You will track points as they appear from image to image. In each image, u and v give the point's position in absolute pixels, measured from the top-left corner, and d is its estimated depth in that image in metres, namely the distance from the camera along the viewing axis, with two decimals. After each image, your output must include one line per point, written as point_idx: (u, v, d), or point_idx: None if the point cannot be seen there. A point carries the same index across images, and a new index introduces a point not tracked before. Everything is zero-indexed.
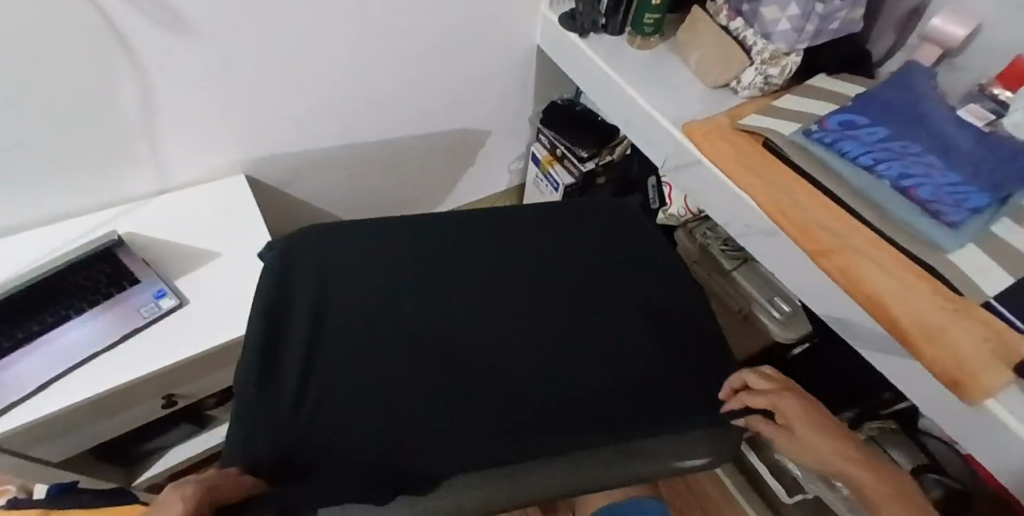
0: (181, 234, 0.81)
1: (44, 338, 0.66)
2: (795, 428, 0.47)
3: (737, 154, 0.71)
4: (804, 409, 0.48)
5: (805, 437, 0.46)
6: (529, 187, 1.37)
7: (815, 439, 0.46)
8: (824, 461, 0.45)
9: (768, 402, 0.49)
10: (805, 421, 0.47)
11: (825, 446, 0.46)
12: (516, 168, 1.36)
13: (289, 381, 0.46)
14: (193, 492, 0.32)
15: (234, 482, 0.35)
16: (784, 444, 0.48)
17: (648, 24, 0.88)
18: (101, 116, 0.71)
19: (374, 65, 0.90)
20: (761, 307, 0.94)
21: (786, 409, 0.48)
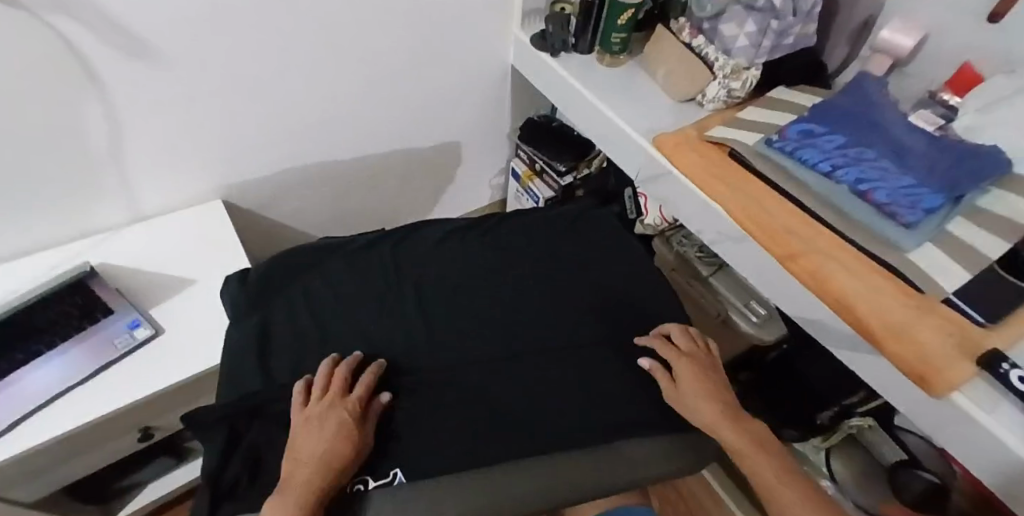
0: (153, 263, 0.80)
1: (12, 377, 0.64)
2: (689, 381, 0.53)
3: (706, 163, 0.74)
4: (699, 372, 0.55)
5: (694, 386, 0.53)
6: (511, 202, 1.39)
7: (705, 389, 0.53)
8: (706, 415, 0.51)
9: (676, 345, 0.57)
10: (702, 368, 0.56)
11: (700, 400, 0.52)
12: (497, 184, 1.39)
13: (238, 463, 0.46)
14: (335, 389, 0.48)
15: (368, 378, 0.49)
16: (681, 393, 0.53)
17: (616, 43, 0.91)
18: (68, 144, 0.70)
19: (349, 87, 0.91)
20: (742, 316, 0.96)
21: (690, 356, 0.56)
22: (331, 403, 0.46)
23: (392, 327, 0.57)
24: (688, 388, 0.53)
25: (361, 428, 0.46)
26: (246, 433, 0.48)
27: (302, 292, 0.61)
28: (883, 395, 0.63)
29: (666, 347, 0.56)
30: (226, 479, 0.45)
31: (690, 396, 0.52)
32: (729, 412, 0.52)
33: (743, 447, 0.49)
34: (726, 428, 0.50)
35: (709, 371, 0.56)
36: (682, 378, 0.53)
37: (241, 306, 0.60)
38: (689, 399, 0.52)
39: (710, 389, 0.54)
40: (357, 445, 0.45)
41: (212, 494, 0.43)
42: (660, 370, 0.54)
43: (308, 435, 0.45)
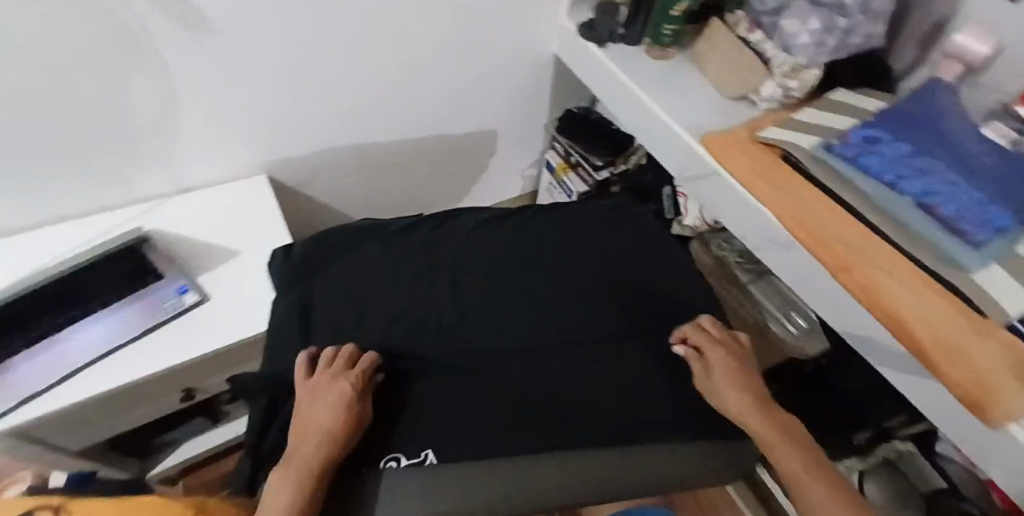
0: (201, 232, 0.83)
1: (69, 331, 0.67)
2: (721, 369, 0.53)
3: (754, 166, 0.72)
4: (732, 362, 0.54)
5: (726, 374, 0.53)
6: (542, 194, 1.38)
7: (736, 379, 0.53)
8: (735, 403, 0.51)
9: (711, 335, 0.56)
10: (737, 359, 0.55)
11: (730, 389, 0.52)
12: (530, 175, 1.38)
13: (276, 430, 0.50)
14: (336, 364, 0.49)
15: (367, 357, 0.51)
16: (711, 380, 0.53)
17: (667, 35, 0.89)
18: (127, 112, 0.73)
19: (394, 70, 0.92)
20: (783, 329, 0.95)
21: (725, 344, 0.56)
22: (332, 377, 0.48)
23: (428, 310, 0.57)
24: (721, 376, 0.53)
25: (361, 402, 0.47)
26: (284, 403, 0.52)
27: (342, 273, 0.62)
28: (928, 417, 0.61)
29: (700, 335, 0.56)
30: (265, 445, 0.49)
31: (720, 384, 0.52)
32: (758, 404, 0.51)
33: (773, 438, 0.48)
34: (757, 418, 0.50)
35: (745, 361, 0.56)
36: (716, 365, 0.53)
37: (285, 279, 0.63)
38: (720, 388, 0.52)
39: (744, 379, 0.53)
40: (352, 422, 0.46)
41: (252, 457, 0.49)
42: (694, 357, 0.54)
43: (310, 409, 0.47)
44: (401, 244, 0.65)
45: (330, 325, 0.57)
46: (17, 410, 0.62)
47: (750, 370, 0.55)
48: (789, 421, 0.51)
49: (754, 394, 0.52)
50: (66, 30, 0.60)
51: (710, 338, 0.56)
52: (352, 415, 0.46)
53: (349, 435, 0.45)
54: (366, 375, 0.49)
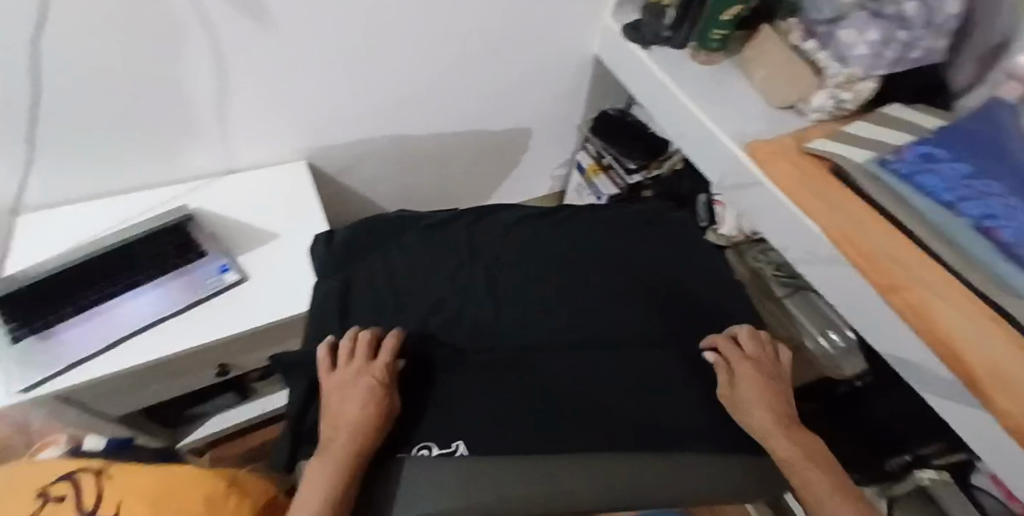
0: (243, 213, 0.85)
1: (115, 302, 0.70)
2: (747, 386, 0.52)
3: (801, 176, 0.70)
4: (757, 377, 0.53)
5: (752, 389, 0.52)
6: (571, 194, 1.38)
7: (763, 395, 0.52)
8: (760, 420, 0.50)
9: (742, 348, 0.55)
10: (765, 375, 0.54)
11: (757, 407, 0.51)
12: (559, 175, 1.37)
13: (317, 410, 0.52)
14: (359, 356, 0.50)
15: (389, 347, 0.51)
16: (735, 396, 0.52)
17: (715, 39, 0.87)
18: (181, 93, 0.75)
19: (438, 64, 0.92)
20: (813, 342, 0.91)
21: (756, 359, 0.55)
22: (359, 371, 0.49)
23: (464, 302, 0.58)
24: (747, 393, 0.52)
25: (389, 393, 0.48)
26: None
27: (381, 262, 0.63)
28: (970, 446, 0.59)
29: (729, 347, 0.55)
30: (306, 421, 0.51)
31: (747, 398, 0.51)
32: (784, 424, 0.50)
33: (796, 461, 0.47)
34: (781, 440, 0.49)
35: (774, 379, 0.55)
36: (744, 382, 0.52)
37: (328, 266, 0.65)
38: (746, 404, 0.51)
39: (772, 397, 0.52)
40: (382, 414, 0.47)
41: (293, 433, 0.51)
42: (723, 372, 0.53)
43: (340, 400, 0.48)
44: (440, 235, 0.65)
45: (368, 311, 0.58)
46: (63, 374, 0.65)
47: (776, 386, 0.54)
48: (811, 444, 0.50)
49: (780, 414, 0.51)
50: (130, 9, 0.61)
51: (737, 352, 0.54)
52: (381, 407, 0.47)
53: (381, 426, 0.46)
54: (388, 365, 0.50)
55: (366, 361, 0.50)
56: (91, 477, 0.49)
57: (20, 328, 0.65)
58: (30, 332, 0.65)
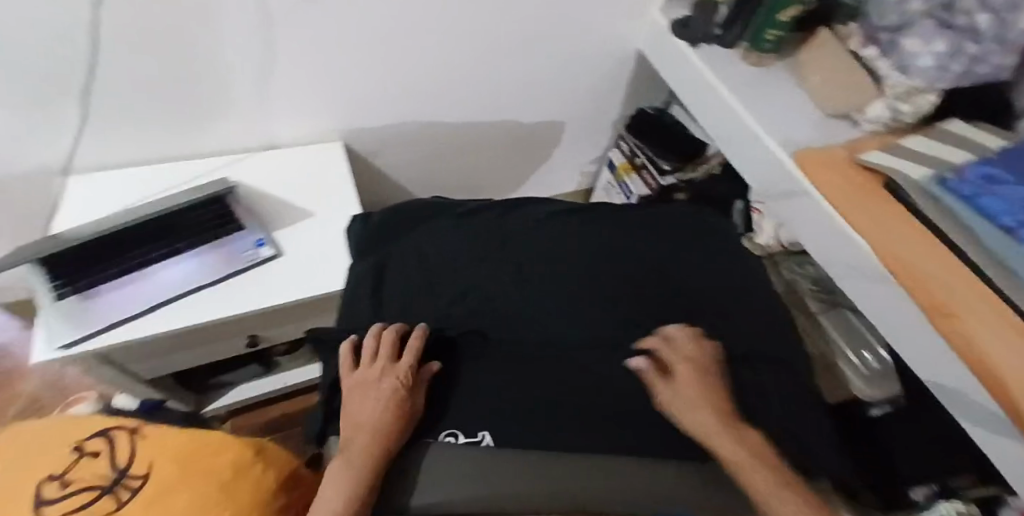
0: (280, 189, 0.86)
1: (155, 267, 0.71)
2: (692, 390, 0.46)
3: (851, 188, 0.68)
4: (700, 379, 0.46)
5: (695, 394, 0.45)
6: (599, 192, 1.36)
7: (705, 399, 0.45)
8: (704, 427, 0.43)
9: (680, 348, 0.49)
10: (707, 375, 0.47)
11: (701, 413, 0.44)
12: (588, 172, 1.36)
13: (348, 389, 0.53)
14: (382, 356, 0.49)
15: (415, 345, 0.50)
16: (677, 404, 0.45)
17: (769, 41, 0.84)
18: (229, 64, 0.76)
19: (482, 51, 0.92)
20: (847, 360, 0.87)
21: (696, 356, 0.48)
22: (382, 372, 0.47)
23: (493, 294, 0.57)
24: (688, 399, 0.45)
25: (411, 395, 0.47)
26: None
27: (414, 247, 0.63)
28: (1010, 482, 0.57)
29: (668, 349, 0.48)
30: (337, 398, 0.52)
31: (687, 405, 0.45)
32: (734, 429, 0.43)
33: (745, 465, 0.40)
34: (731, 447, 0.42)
35: (718, 374, 0.48)
36: (682, 387, 0.46)
37: (363, 246, 0.65)
38: (689, 412, 0.45)
39: (713, 393, 0.46)
40: (404, 415, 0.45)
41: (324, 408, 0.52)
42: (655, 376, 0.47)
43: (360, 403, 0.47)
44: (476, 223, 0.65)
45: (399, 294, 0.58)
46: (104, 334, 0.67)
47: (723, 388, 0.47)
48: (759, 442, 0.43)
49: (724, 412, 0.44)
50: None
51: (676, 354, 0.48)
52: (403, 409, 0.46)
53: (404, 428, 0.45)
54: (412, 366, 0.48)
55: (389, 361, 0.48)
56: (124, 435, 0.54)
57: (65, 286, 0.67)
58: (73, 290, 0.67)
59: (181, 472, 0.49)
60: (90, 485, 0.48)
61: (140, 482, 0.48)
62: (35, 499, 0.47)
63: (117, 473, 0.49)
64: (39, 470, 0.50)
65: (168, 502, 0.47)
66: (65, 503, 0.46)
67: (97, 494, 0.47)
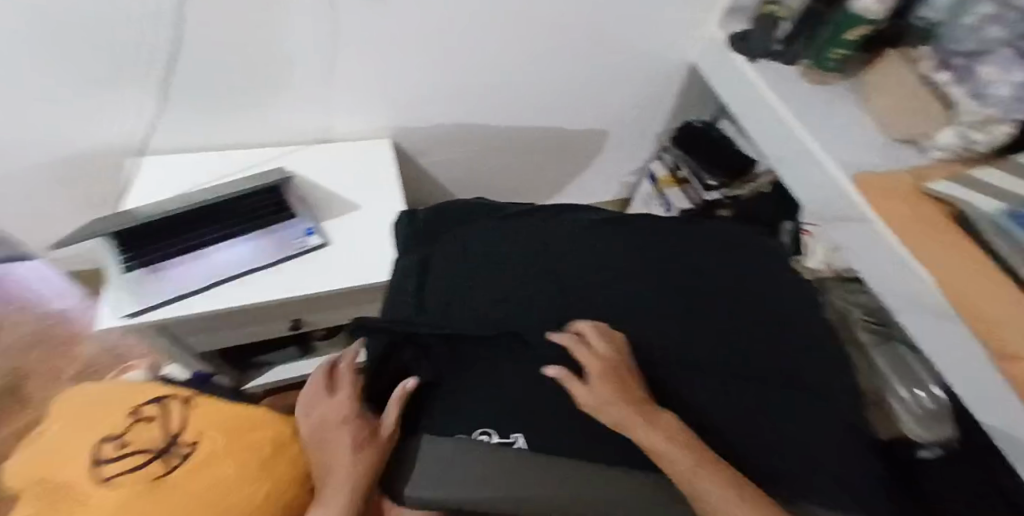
0: (329, 181, 0.88)
1: (211, 249, 0.75)
2: (605, 388, 0.45)
3: (914, 218, 0.65)
4: (614, 374, 0.46)
5: (609, 391, 0.45)
6: (636, 203, 1.35)
7: (620, 396, 0.45)
8: (621, 423, 0.43)
9: (592, 345, 0.48)
10: (620, 371, 0.47)
11: (615, 411, 0.44)
12: (628, 183, 1.35)
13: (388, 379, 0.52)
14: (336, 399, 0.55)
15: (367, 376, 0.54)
16: (591, 403, 0.45)
17: (833, 60, 0.82)
18: (293, 59, 0.79)
19: (534, 56, 0.92)
20: (895, 394, 0.82)
21: (608, 353, 0.48)
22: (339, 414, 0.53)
23: (539, 299, 0.57)
24: (605, 395, 0.45)
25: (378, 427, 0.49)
26: (402, 352, 0.54)
27: (458, 246, 0.63)
28: None
29: (580, 347, 0.48)
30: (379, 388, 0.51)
31: (602, 402, 0.45)
32: (654, 422, 0.43)
33: (667, 450, 0.40)
34: (651, 434, 0.42)
35: (628, 367, 0.48)
36: (598, 383, 0.46)
37: (409, 242, 0.67)
38: (604, 407, 0.44)
39: (624, 387, 0.46)
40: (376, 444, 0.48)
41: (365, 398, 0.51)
42: (571, 379, 0.47)
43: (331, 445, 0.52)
44: (521, 226, 0.65)
45: (440, 292, 0.59)
46: (159, 308, 0.70)
47: (637, 385, 0.47)
48: (677, 427, 0.43)
49: (638, 404, 0.45)
50: None
51: (587, 350, 0.47)
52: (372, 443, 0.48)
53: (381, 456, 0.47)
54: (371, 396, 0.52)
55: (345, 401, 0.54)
56: (176, 405, 0.65)
57: (132, 259, 0.71)
58: (139, 264, 0.71)
59: (225, 444, 0.62)
60: (142, 447, 0.60)
61: (189, 449, 0.60)
62: (95, 457, 0.59)
63: (169, 439, 0.61)
64: (101, 429, 0.62)
65: (212, 471, 0.59)
66: (122, 461, 0.58)
67: (151, 456, 0.59)
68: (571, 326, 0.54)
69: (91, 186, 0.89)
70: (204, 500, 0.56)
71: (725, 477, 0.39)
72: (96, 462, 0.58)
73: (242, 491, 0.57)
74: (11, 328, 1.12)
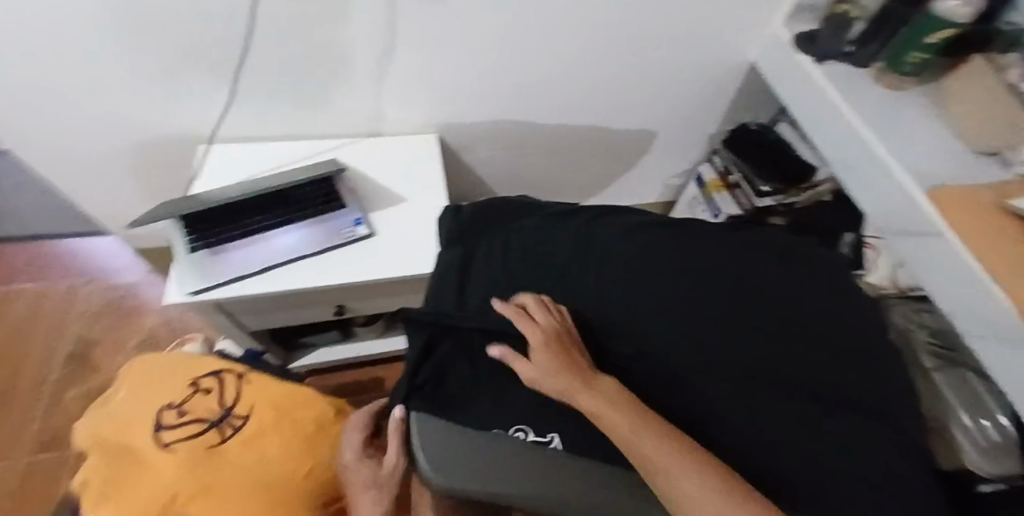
0: (379, 173, 0.90)
1: (267, 234, 0.78)
2: (544, 357, 0.47)
3: (994, 236, 0.61)
4: (555, 343, 0.48)
5: (549, 361, 0.47)
6: (681, 207, 1.32)
7: (561, 365, 0.47)
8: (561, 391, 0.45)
9: (534, 318, 0.50)
10: (561, 340, 0.49)
11: (555, 379, 0.46)
12: (673, 185, 1.32)
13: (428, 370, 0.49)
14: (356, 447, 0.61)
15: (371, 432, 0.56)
16: (533, 374, 0.47)
17: (911, 64, 0.77)
18: (353, 53, 0.80)
19: (589, 55, 0.91)
20: (958, 422, 0.75)
21: (548, 324, 0.50)
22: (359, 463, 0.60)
23: (584, 303, 0.56)
24: (546, 365, 0.47)
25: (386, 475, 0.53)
26: (440, 346, 0.52)
27: (503, 243, 0.63)
28: None
29: (523, 321, 0.50)
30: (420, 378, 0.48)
31: (543, 372, 0.47)
32: (593, 388, 0.45)
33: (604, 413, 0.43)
34: (585, 399, 0.44)
35: (571, 337, 0.50)
36: (539, 353, 0.47)
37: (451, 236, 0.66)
38: (544, 377, 0.46)
39: (567, 356, 0.48)
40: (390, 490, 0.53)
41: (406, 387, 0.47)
42: (516, 356, 0.48)
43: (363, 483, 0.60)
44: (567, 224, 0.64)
45: (485, 288, 0.59)
46: (218, 288, 0.73)
47: (579, 353, 0.49)
48: (617, 389, 0.45)
49: (581, 372, 0.46)
50: None
51: (529, 324, 0.50)
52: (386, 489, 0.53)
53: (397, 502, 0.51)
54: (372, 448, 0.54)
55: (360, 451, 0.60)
56: (231, 380, 0.75)
57: (198, 242, 0.75)
58: (204, 246, 0.75)
59: (273, 417, 0.73)
60: (200, 416, 0.70)
61: (242, 421, 0.71)
62: (158, 422, 0.69)
63: (223, 411, 0.72)
64: (162, 399, 0.72)
65: (261, 443, 0.71)
66: (181, 428, 0.69)
67: (206, 426, 0.70)
68: (619, 329, 0.53)
69: (159, 169, 0.94)
70: (251, 472, 0.68)
71: (663, 431, 0.41)
72: (158, 427, 0.69)
73: (289, 463, 0.70)
74: (83, 299, 1.20)
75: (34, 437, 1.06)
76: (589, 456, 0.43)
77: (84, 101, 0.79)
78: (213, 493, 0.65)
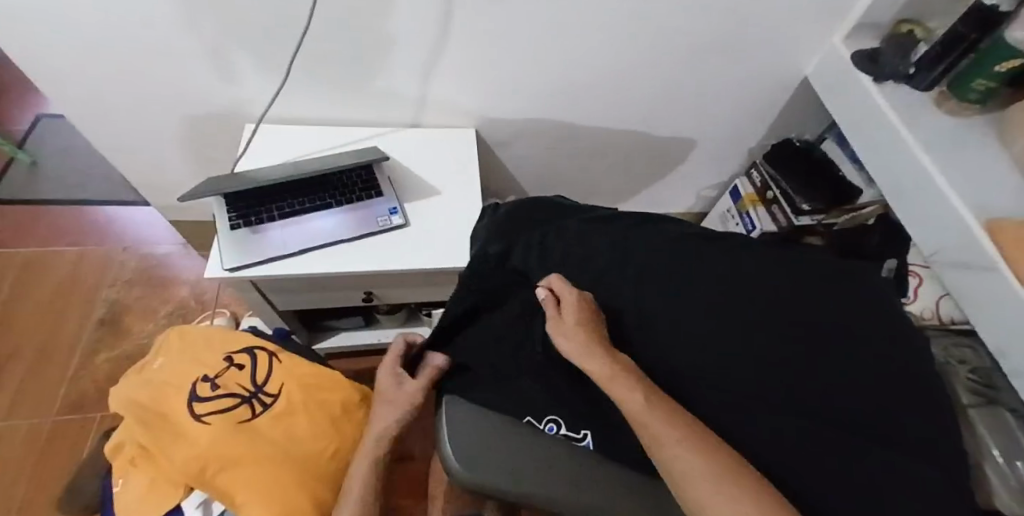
0: (416, 163, 0.90)
1: (305, 216, 0.79)
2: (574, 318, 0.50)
3: None
4: (586, 311, 0.52)
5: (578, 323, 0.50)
6: (714, 217, 1.30)
7: (590, 329, 0.50)
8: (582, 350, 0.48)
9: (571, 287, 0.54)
10: (588, 310, 0.52)
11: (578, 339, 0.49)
12: (706, 196, 1.31)
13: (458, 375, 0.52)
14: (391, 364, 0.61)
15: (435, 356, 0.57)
16: (559, 330, 0.50)
17: (976, 90, 0.74)
18: (402, 44, 0.81)
19: (637, 59, 0.89)
20: (991, 458, 0.69)
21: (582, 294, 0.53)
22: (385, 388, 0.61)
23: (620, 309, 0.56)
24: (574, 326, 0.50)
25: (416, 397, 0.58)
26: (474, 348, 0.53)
27: (541, 243, 0.62)
28: None
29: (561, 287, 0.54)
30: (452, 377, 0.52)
31: (571, 330, 0.49)
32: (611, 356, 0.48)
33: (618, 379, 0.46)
34: (599, 364, 0.47)
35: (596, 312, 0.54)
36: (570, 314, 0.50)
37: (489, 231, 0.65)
38: (569, 336, 0.49)
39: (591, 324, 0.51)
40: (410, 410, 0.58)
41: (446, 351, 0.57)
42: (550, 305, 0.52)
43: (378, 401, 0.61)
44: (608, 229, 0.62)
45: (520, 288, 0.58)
46: (256, 266, 0.74)
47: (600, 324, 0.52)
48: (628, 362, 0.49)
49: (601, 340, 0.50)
50: None
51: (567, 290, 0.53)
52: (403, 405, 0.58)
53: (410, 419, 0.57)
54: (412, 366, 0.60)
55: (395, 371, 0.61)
56: (264, 357, 0.77)
57: (239, 219, 0.76)
58: (245, 224, 0.76)
59: (302, 395, 0.75)
60: (233, 392, 0.73)
61: (272, 399, 0.73)
62: (193, 395, 0.72)
63: (255, 388, 0.74)
64: (197, 372, 0.74)
65: (290, 422, 0.73)
66: (214, 402, 0.72)
67: (238, 401, 0.72)
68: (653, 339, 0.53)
69: (203, 145, 0.96)
70: (280, 447, 0.70)
71: (670, 405, 0.44)
72: (193, 399, 0.72)
73: (316, 442, 0.73)
74: (120, 266, 1.24)
75: (66, 394, 1.10)
76: (617, 461, 0.45)
77: (140, 74, 0.81)
78: (242, 463, 0.67)
